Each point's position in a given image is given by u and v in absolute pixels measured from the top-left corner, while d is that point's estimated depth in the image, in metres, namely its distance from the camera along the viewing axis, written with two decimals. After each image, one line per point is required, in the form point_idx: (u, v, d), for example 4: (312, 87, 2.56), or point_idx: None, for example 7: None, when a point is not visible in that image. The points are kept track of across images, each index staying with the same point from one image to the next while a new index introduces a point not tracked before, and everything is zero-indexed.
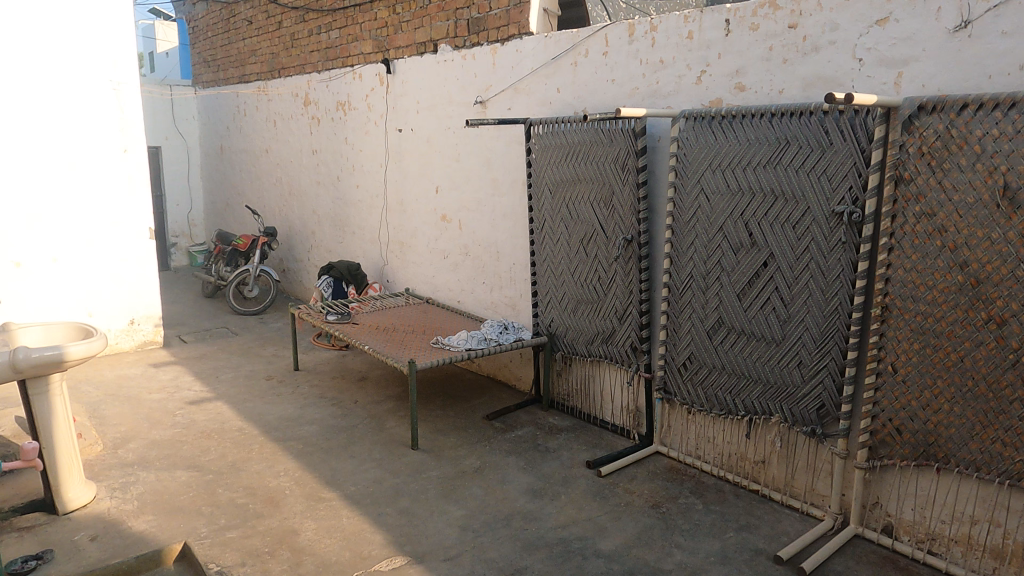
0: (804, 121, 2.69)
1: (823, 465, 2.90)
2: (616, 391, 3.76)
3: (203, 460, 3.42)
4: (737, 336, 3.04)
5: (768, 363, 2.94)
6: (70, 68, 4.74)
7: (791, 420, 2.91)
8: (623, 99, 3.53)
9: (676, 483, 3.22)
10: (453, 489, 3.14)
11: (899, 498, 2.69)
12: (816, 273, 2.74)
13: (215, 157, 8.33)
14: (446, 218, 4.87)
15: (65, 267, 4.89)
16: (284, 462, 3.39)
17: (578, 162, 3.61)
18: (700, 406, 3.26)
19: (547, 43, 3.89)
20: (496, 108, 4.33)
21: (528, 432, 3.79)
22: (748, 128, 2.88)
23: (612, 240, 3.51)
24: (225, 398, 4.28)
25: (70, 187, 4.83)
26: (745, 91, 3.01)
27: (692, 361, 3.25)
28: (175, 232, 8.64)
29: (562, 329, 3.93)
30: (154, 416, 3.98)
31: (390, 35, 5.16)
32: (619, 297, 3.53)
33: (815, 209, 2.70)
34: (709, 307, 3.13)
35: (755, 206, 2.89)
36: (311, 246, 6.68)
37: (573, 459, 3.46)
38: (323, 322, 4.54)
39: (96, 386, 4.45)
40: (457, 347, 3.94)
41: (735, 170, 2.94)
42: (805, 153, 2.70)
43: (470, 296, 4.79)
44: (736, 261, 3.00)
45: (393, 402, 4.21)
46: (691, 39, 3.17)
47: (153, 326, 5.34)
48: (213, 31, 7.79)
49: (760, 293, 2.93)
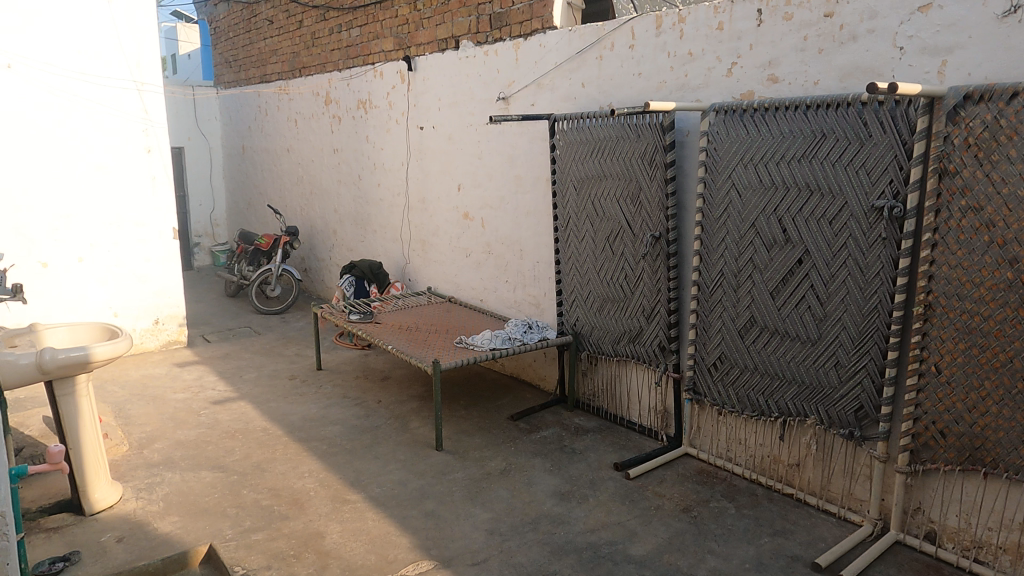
0: (842, 112, 2.59)
1: (861, 469, 2.80)
2: (644, 392, 3.68)
3: (227, 461, 3.41)
4: (770, 335, 2.96)
5: (803, 363, 2.85)
6: (94, 70, 4.76)
7: (827, 423, 2.82)
8: (650, 93, 3.46)
9: (707, 486, 3.14)
10: (479, 491, 3.09)
11: (942, 504, 2.59)
12: (854, 270, 2.65)
13: (237, 157, 8.37)
14: (469, 216, 4.83)
15: (91, 267, 4.92)
16: (308, 463, 3.36)
17: (604, 158, 3.54)
18: (731, 407, 3.18)
19: (572, 37, 3.82)
20: (519, 105, 4.26)
21: (554, 433, 3.73)
22: (781, 121, 2.80)
23: (640, 237, 3.44)
24: (249, 398, 4.27)
25: (93, 189, 4.86)
26: (777, 82, 2.92)
27: (722, 360, 3.17)
28: (198, 232, 8.70)
29: (588, 328, 3.86)
30: (179, 416, 3.99)
31: (411, 32, 5.12)
32: (646, 295, 3.46)
33: (853, 204, 2.61)
34: (741, 305, 3.05)
35: (790, 201, 2.80)
36: (333, 245, 6.67)
37: (601, 461, 3.39)
38: (346, 321, 4.51)
39: (121, 386, 4.46)
40: (481, 347, 3.88)
41: (768, 164, 2.86)
42: (841, 146, 2.61)
43: (493, 295, 4.74)
44: (770, 258, 2.91)
45: (416, 402, 4.17)
46: (721, 30, 3.09)
47: (177, 326, 5.35)
48: (235, 31, 7.81)
49: (795, 291, 2.84)
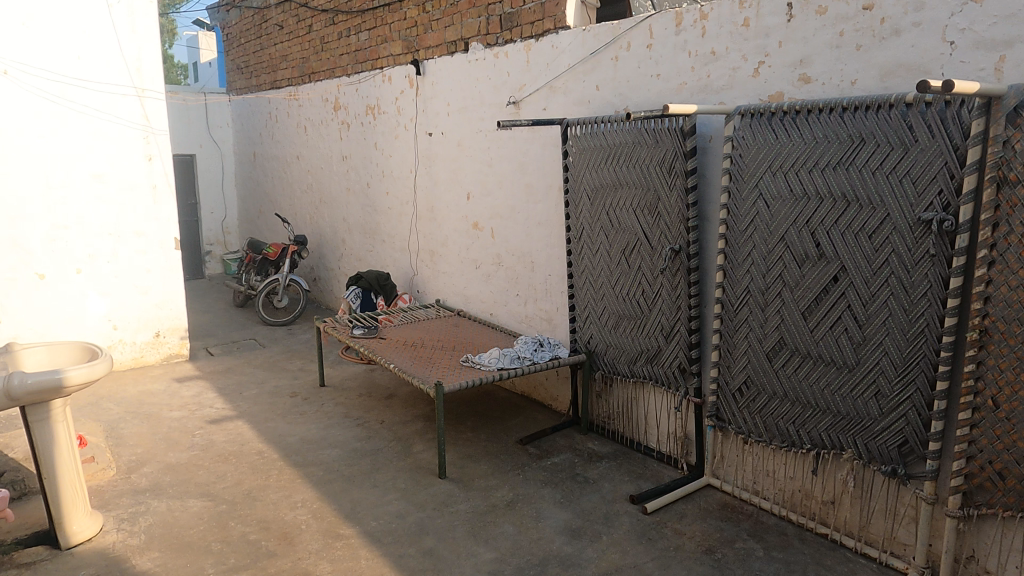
0: (884, 115, 2.35)
1: (905, 510, 2.52)
2: (662, 417, 3.42)
3: (217, 488, 3.21)
4: (802, 360, 2.70)
5: (839, 392, 2.59)
6: (94, 76, 4.62)
7: (866, 458, 2.55)
8: (669, 95, 3.22)
9: (732, 523, 2.87)
10: (483, 527, 2.85)
11: (1001, 552, 2.31)
12: (898, 290, 2.39)
13: (248, 164, 8.25)
14: (478, 226, 4.61)
15: (90, 279, 4.77)
16: (301, 492, 3.16)
17: (619, 165, 3.31)
18: (759, 436, 2.92)
19: (585, 37, 3.59)
20: (530, 109, 4.04)
21: (566, 459, 3.48)
22: (815, 125, 2.55)
23: (658, 250, 3.19)
24: (247, 417, 4.08)
25: (93, 198, 4.72)
26: (810, 83, 2.66)
27: (749, 385, 2.92)
28: (209, 240, 8.58)
29: (602, 347, 3.62)
30: (172, 436, 3.81)
31: (419, 35, 4.93)
32: (665, 313, 3.21)
33: (897, 216, 2.36)
34: (769, 325, 2.80)
35: (824, 213, 2.56)
36: (342, 254, 6.50)
37: (616, 493, 3.14)
38: (348, 337, 4.31)
39: (117, 402, 4.30)
40: (488, 366, 3.65)
41: (800, 172, 2.62)
42: (883, 152, 2.37)
43: (503, 309, 4.51)
44: (802, 275, 2.66)
45: (421, 422, 3.95)
46: (747, 27, 2.84)
47: (179, 339, 5.21)
48: (246, 38, 7.70)
49: (830, 311, 2.59)
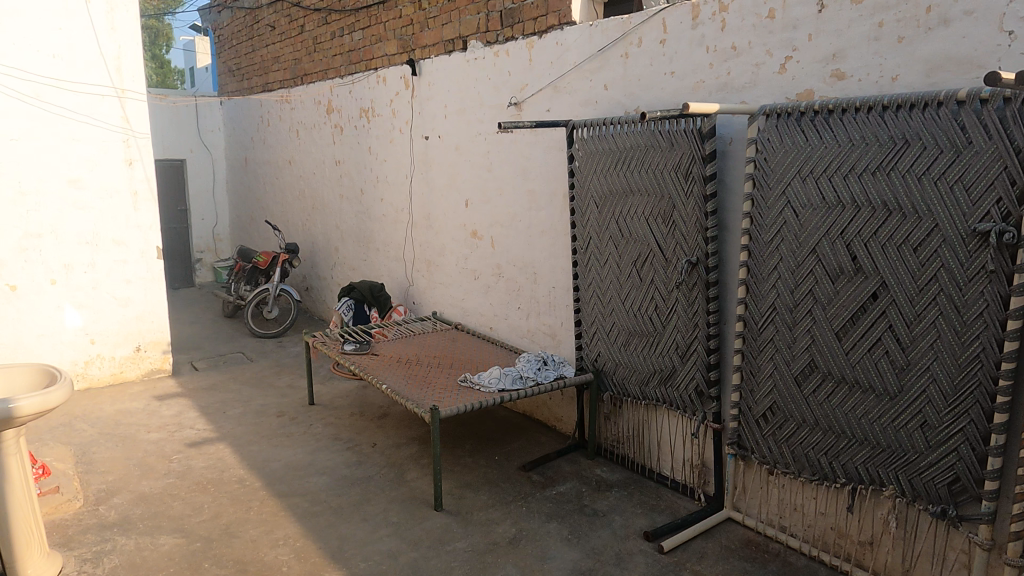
0: (931, 114, 2.10)
1: (956, 555, 2.26)
2: (677, 443, 3.16)
3: (192, 522, 2.93)
4: (835, 385, 2.44)
5: (879, 422, 2.33)
6: (71, 77, 4.37)
7: (911, 496, 2.29)
8: (685, 95, 2.96)
9: (757, 565, 2.61)
10: (483, 569, 2.58)
11: None
12: (948, 309, 2.14)
13: (239, 169, 7.99)
14: (477, 234, 4.35)
15: (65, 290, 4.50)
16: (284, 527, 2.88)
17: (630, 171, 3.06)
18: (786, 467, 2.66)
19: (593, 33, 3.35)
20: (533, 111, 3.79)
21: (573, 488, 3.22)
22: (850, 125, 2.30)
23: (673, 262, 2.94)
24: (230, 439, 3.81)
25: (69, 205, 4.46)
26: (844, 79, 2.41)
27: (775, 411, 2.66)
28: (200, 247, 8.30)
29: (611, 365, 3.36)
30: (147, 462, 3.53)
31: (415, 33, 4.68)
32: (681, 331, 2.96)
33: (947, 227, 2.11)
34: (798, 346, 2.55)
35: (861, 223, 2.31)
36: (334, 263, 6.24)
37: (628, 528, 2.87)
38: (338, 353, 4.04)
39: (91, 423, 4.02)
40: (488, 387, 3.38)
41: (833, 178, 2.37)
42: (930, 155, 2.12)
43: (504, 322, 4.25)
44: (835, 291, 2.41)
45: (416, 446, 3.68)
46: (772, 19, 2.60)
47: (161, 354, 4.94)
48: (237, 39, 7.45)
49: (868, 332, 2.33)
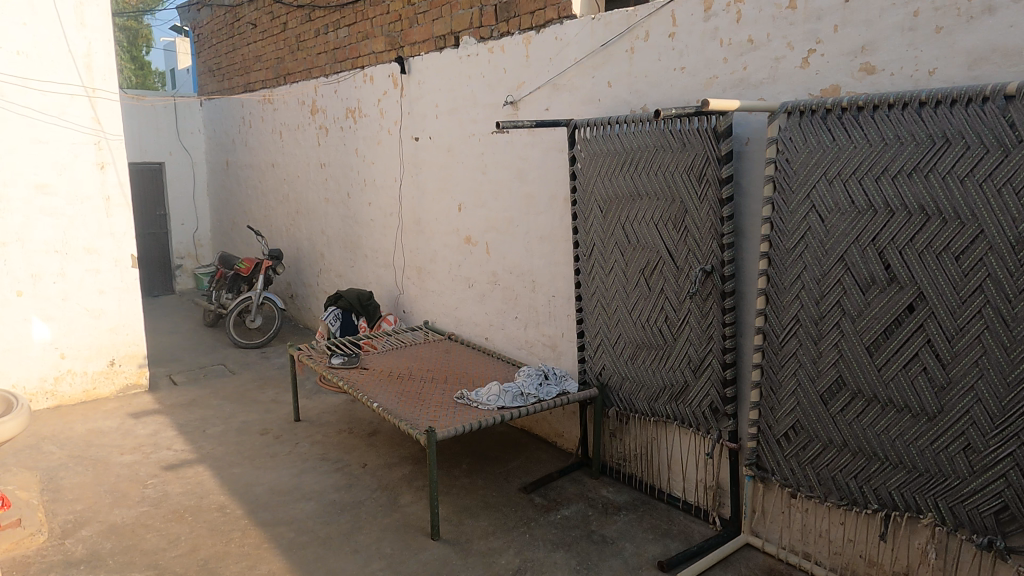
0: (975, 110, 1.93)
1: None
2: (689, 463, 2.97)
3: (167, 557, 2.69)
4: (867, 404, 2.26)
5: (915, 444, 2.15)
6: (36, 73, 4.10)
7: (952, 525, 2.12)
8: (696, 91, 2.78)
9: None
10: None
11: None
12: (994, 323, 1.96)
13: (220, 172, 7.71)
14: (471, 240, 4.14)
15: (32, 301, 4.23)
16: (268, 561, 2.65)
17: (638, 172, 2.86)
18: (810, 491, 2.48)
19: (595, 26, 3.16)
20: (530, 110, 3.59)
21: (578, 512, 3.02)
22: (883, 122, 2.11)
23: (685, 270, 2.74)
24: (210, 461, 3.56)
25: (37, 211, 4.20)
26: (874, 73, 2.23)
27: (798, 431, 2.47)
28: (180, 253, 8.00)
29: (617, 380, 3.16)
30: (120, 487, 3.28)
31: (404, 30, 4.46)
32: (694, 343, 2.76)
33: (994, 233, 1.93)
34: (824, 361, 2.36)
35: (895, 228, 2.12)
36: (320, 270, 6.00)
37: (641, 557, 2.68)
38: (325, 367, 3.80)
39: (61, 445, 3.76)
40: (487, 405, 3.16)
41: (863, 180, 2.18)
42: (974, 156, 1.95)
43: (500, 332, 4.04)
44: (866, 303, 2.22)
45: (409, 467, 3.46)
46: (793, 9, 2.41)
47: (137, 367, 4.67)
48: (217, 38, 7.17)
49: (904, 347, 2.15)
